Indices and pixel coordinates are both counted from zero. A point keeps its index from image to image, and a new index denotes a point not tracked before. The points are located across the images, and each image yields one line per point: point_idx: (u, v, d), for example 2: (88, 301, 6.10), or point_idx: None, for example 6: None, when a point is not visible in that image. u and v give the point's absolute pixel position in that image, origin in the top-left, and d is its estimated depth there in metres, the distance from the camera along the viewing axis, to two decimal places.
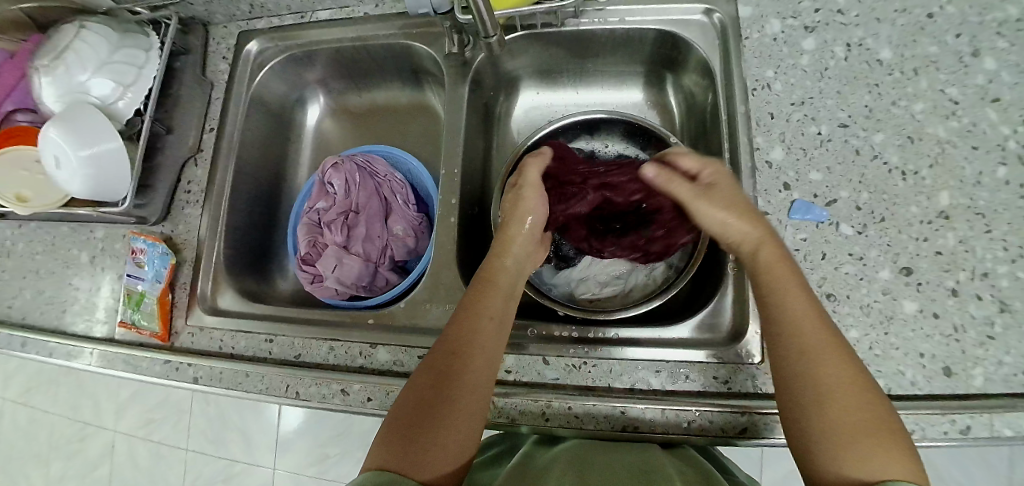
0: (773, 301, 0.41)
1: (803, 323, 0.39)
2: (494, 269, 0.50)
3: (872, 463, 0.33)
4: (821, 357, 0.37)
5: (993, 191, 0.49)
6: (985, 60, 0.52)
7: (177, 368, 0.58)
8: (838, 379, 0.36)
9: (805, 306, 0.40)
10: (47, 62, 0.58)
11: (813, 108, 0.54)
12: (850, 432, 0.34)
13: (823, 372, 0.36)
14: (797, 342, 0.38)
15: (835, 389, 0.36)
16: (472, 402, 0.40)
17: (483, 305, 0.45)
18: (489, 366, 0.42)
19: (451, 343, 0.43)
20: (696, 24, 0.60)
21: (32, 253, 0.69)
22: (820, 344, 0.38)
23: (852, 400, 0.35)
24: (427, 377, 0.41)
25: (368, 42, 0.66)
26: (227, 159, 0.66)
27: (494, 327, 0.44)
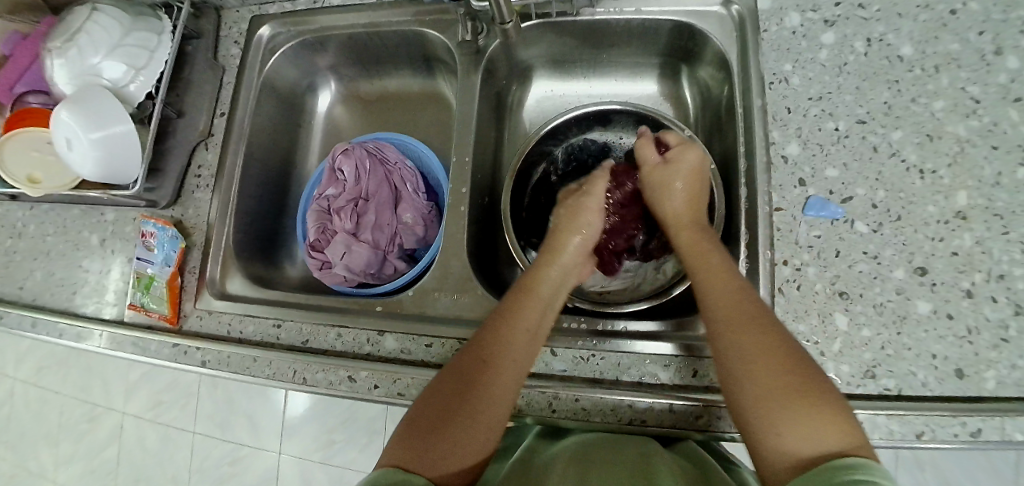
0: (701, 283, 0.45)
1: (731, 303, 0.41)
2: (538, 277, 0.49)
3: (808, 436, 0.32)
4: (743, 330, 0.39)
5: (1012, 192, 0.48)
6: (1009, 58, 0.51)
7: (186, 352, 0.58)
8: (762, 348, 0.37)
9: (733, 285, 0.43)
10: (60, 44, 0.58)
11: (831, 103, 0.53)
12: (771, 402, 0.35)
13: (744, 347, 0.38)
14: (725, 319, 0.41)
15: (759, 363, 0.37)
16: (490, 413, 0.40)
17: (519, 314, 0.45)
18: (514, 380, 0.42)
19: (482, 349, 0.43)
20: (714, 16, 0.59)
21: (44, 234, 0.69)
22: (742, 322, 0.40)
23: (774, 373, 0.36)
24: (452, 382, 0.41)
25: (381, 28, 0.66)
26: (237, 144, 0.66)
27: (527, 340, 0.44)
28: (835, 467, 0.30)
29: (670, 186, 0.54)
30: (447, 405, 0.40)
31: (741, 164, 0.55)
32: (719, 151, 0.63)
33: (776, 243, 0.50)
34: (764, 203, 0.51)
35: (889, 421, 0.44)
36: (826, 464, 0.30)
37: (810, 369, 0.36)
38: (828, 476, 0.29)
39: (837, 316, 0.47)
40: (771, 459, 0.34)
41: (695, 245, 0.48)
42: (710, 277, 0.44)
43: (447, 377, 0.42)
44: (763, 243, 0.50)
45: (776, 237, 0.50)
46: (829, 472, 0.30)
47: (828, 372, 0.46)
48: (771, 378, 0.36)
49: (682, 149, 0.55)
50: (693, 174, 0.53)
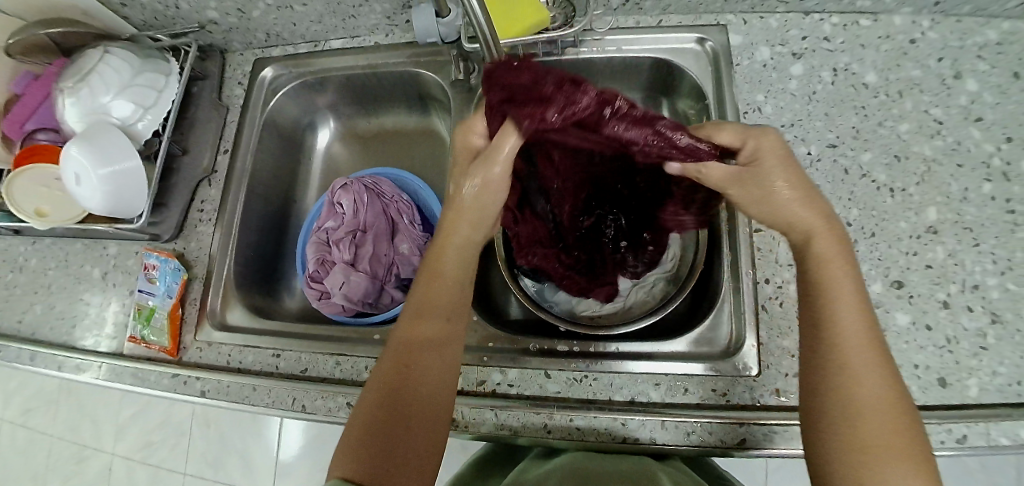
0: (817, 306, 0.39)
1: (854, 340, 0.37)
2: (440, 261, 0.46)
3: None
4: (862, 372, 0.36)
5: (979, 206, 0.51)
6: (967, 82, 0.56)
7: (185, 382, 0.59)
8: (872, 392, 0.35)
9: (855, 320, 0.37)
10: (72, 84, 0.60)
11: (803, 129, 0.57)
12: (861, 449, 0.34)
13: (856, 387, 0.35)
14: (841, 351, 0.37)
15: (860, 408, 0.35)
16: (424, 414, 0.41)
17: (429, 307, 0.44)
18: (439, 372, 0.42)
19: (400, 353, 0.42)
20: (690, 52, 0.63)
21: (45, 269, 0.71)
22: (859, 363, 0.36)
23: (879, 424, 0.34)
24: (378, 389, 0.41)
25: (379, 69, 0.69)
26: (240, 180, 0.69)
27: (444, 328, 0.44)
28: None
29: (771, 203, 0.42)
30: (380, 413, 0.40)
31: None
32: None
33: (758, 261, 0.52)
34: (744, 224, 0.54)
35: None
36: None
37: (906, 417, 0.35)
38: None
39: None
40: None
41: (828, 260, 0.39)
42: (841, 295, 0.38)
43: (373, 385, 0.42)
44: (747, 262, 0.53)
45: (758, 256, 0.52)
46: None
47: None
48: (873, 424, 0.34)
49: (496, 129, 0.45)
50: (793, 182, 0.42)
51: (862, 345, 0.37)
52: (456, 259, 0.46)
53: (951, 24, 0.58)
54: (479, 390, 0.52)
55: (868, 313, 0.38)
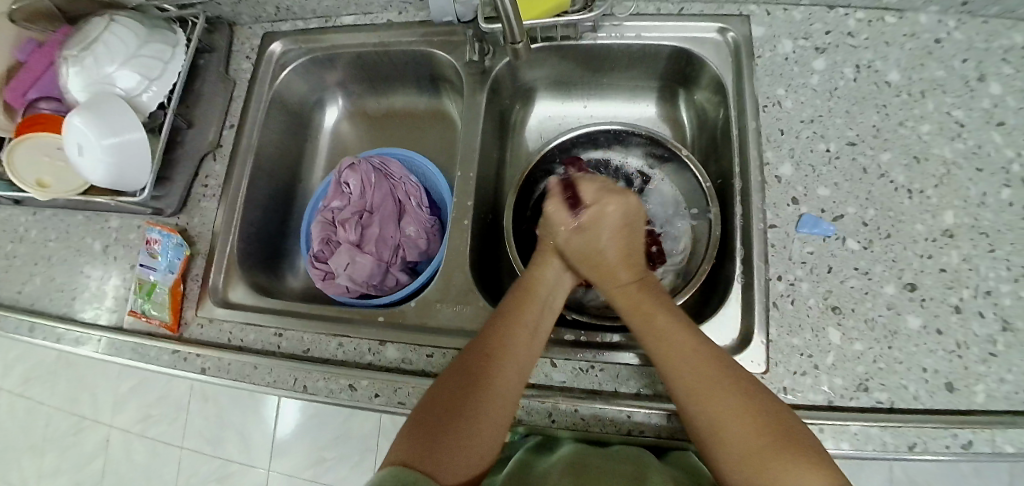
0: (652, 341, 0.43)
1: (689, 366, 0.40)
2: (538, 280, 0.50)
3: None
4: (696, 395, 0.39)
5: (997, 212, 0.50)
6: (991, 85, 0.54)
7: (186, 359, 0.58)
8: (716, 420, 0.38)
9: (682, 344, 0.42)
10: (77, 53, 0.59)
11: (822, 126, 0.55)
12: (739, 463, 0.36)
13: (705, 410, 0.38)
14: (681, 382, 0.40)
15: (716, 425, 0.38)
16: (497, 410, 0.40)
17: (523, 313, 0.46)
18: (520, 374, 0.43)
19: (486, 345, 0.43)
20: (710, 43, 0.61)
21: (46, 239, 0.70)
22: (701, 386, 0.39)
23: (734, 441, 0.36)
24: (457, 375, 0.42)
25: (391, 48, 0.68)
26: (245, 157, 0.67)
27: (531, 335, 0.45)
28: None
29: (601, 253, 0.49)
30: (454, 398, 0.40)
31: (736, 183, 0.57)
32: (714, 172, 0.64)
33: (771, 258, 0.51)
34: (759, 220, 0.53)
35: (882, 432, 0.44)
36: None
37: (768, 415, 0.37)
38: None
39: (830, 331, 0.48)
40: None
41: (637, 307, 0.46)
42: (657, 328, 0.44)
43: (453, 370, 0.43)
44: (758, 258, 0.52)
45: (771, 253, 0.52)
46: None
47: (823, 385, 0.47)
48: (736, 438, 0.36)
49: (600, 204, 0.50)
50: (622, 239, 0.50)
51: (687, 365, 0.41)
52: (551, 275, 0.51)
53: (978, 24, 0.57)
54: None
55: (695, 335, 0.43)
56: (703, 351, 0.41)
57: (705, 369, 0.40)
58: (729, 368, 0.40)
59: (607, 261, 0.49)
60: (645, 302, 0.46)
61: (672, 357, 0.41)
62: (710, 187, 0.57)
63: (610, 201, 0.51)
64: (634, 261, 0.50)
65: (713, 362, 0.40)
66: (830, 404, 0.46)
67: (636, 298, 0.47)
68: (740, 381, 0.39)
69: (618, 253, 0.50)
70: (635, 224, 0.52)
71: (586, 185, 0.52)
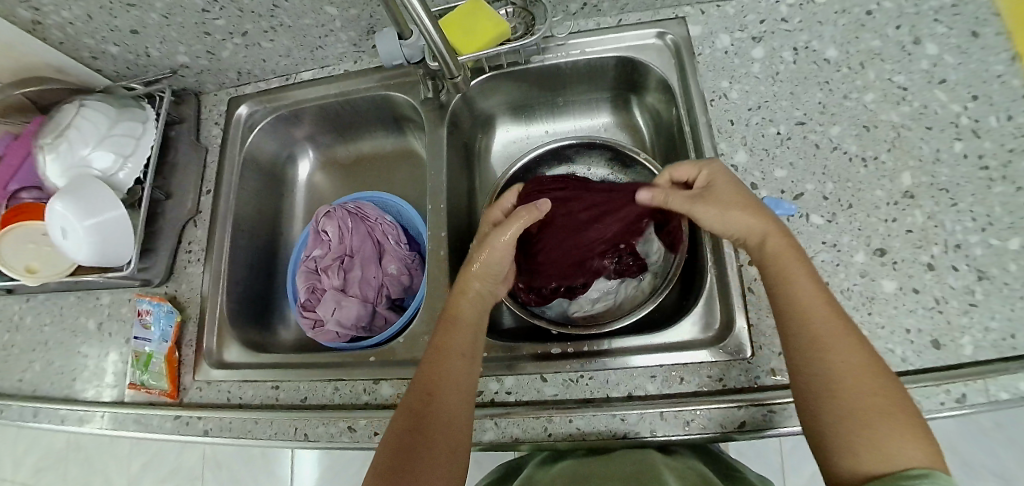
0: (788, 302, 0.43)
1: (822, 315, 0.41)
2: (458, 305, 0.50)
3: (888, 449, 0.35)
4: (832, 343, 0.39)
5: (952, 167, 0.51)
6: (926, 46, 0.57)
7: (188, 423, 0.59)
8: (846, 370, 0.38)
9: (816, 296, 0.42)
10: (50, 140, 0.61)
11: (770, 110, 0.57)
12: (852, 414, 0.36)
13: (822, 363, 0.39)
14: (811, 327, 0.40)
15: (844, 376, 0.38)
16: (446, 448, 0.42)
17: (450, 343, 0.47)
18: (462, 403, 0.44)
19: (424, 384, 0.45)
20: (653, 48, 0.64)
21: (41, 325, 0.71)
22: (825, 338, 0.40)
23: (859, 391, 0.37)
24: (400, 423, 0.43)
25: (351, 96, 0.71)
26: (224, 219, 0.69)
27: (462, 364, 0.46)
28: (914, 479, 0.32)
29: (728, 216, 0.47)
30: (403, 444, 0.41)
31: None
32: None
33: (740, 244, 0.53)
34: None
35: None
36: (896, 473, 0.33)
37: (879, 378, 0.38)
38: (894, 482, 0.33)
39: None
40: (839, 463, 0.36)
41: (773, 253, 0.45)
42: (792, 282, 0.43)
43: (393, 431, 0.43)
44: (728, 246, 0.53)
45: None
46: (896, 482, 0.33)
47: None
48: (856, 393, 0.37)
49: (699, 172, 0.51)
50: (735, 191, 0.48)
51: (827, 316, 0.40)
52: (468, 305, 0.51)
53: None
54: (477, 400, 0.52)
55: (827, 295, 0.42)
56: (832, 305, 0.41)
57: (842, 322, 0.40)
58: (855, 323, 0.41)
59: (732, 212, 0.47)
60: (782, 250, 0.44)
61: (809, 306, 0.41)
62: None
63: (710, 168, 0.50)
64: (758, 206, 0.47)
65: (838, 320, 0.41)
66: None
67: (774, 245, 0.45)
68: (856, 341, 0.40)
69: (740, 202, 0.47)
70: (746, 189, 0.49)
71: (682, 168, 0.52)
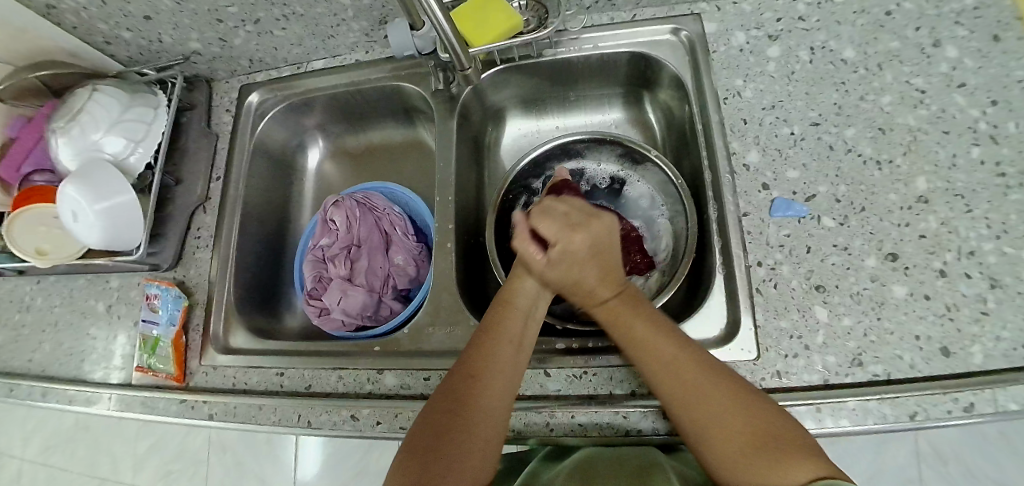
0: (640, 353, 0.44)
1: (674, 368, 0.42)
2: (512, 291, 0.50)
3: (775, 479, 0.34)
4: (687, 396, 0.40)
5: (968, 173, 0.50)
6: (947, 49, 0.56)
7: (193, 407, 0.60)
8: (710, 419, 0.39)
9: (659, 346, 0.43)
10: (63, 124, 0.61)
11: (784, 110, 0.57)
12: (729, 457, 0.37)
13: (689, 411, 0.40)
14: (662, 385, 0.42)
15: (714, 420, 0.39)
16: (486, 438, 0.40)
17: (503, 328, 0.46)
18: (507, 390, 0.43)
19: (472, 362, 0.44)
20: (667, 44, 0.63)
21: (51, 306, 0.72)
22: (684, 385, 0.41)
23: (730, 430, 0.38)
24: (438, 410, 0.42)
25: (362, 86, 0.71)
26: (234, 206, 0.70)
27: (512, 351, 0.45)
28: None
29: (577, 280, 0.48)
30: (443, 418, 0.41)
31: (707, 176, 0.58)
32: (688, 168, 0.66)
33: (749, 245, 0.52)
34: (733, 208, 0.54)
35: (881, 405, 0.45)
36: None
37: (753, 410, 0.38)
38: None
39: (817, 309, 0.49)
40: None
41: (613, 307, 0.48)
42: (634, 334, 0.45)
43: (434, 405, 0.42)
44: (737, 247, 0.53)
45: (748, 241, 0.53)
46: None
47: (817, 365, 0.47)
48: (725, 436, 0.38)
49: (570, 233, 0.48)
50: (596, 257, 0.48)
51: (668, 365, 0.42)
52: (522, 290, 0.50)
53: None
54: None
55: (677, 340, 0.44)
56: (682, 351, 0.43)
57: (686, 369, 0.41)
58: (708, 360, 0.42)
59: (587, 285, 0.48)
60: (626, 312, 0.47)
61: (653, 357, 0.43)
62: (681, 183, 0.59)
63: (590, 225, 0.49)
64: (613, 273, 0.49)
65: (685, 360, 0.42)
66: (826, 383, 0.46)
67: (620, 309, 0.47)
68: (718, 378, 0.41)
69: (596, 266, 0.48)
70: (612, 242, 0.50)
71: (566, 205, 0.51)
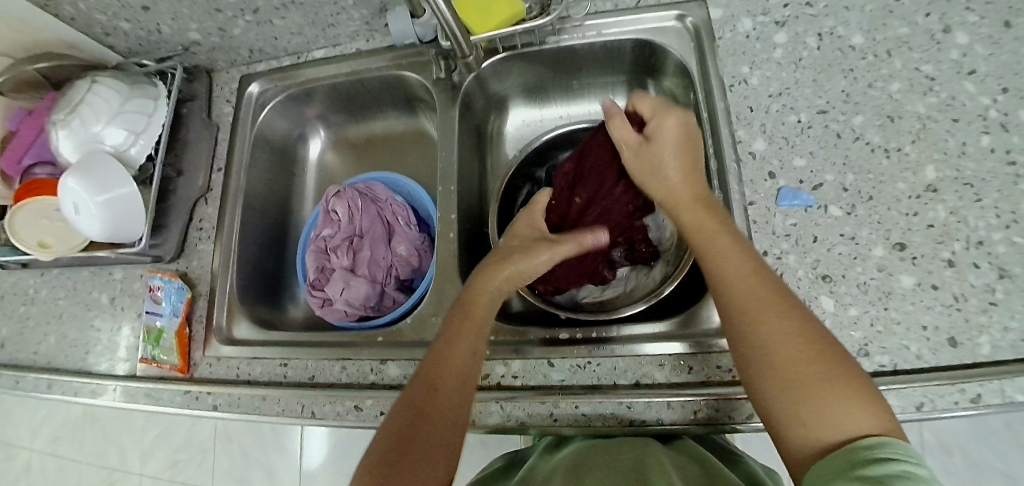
0: (717, 268, 0.43)
1: (751, 290, 0.41)
2: (478, 294, 0.50)
3: (835, 416, 0.33)
4: (769, 314, 0.39)
5: (978, 161, 0.50)
6: (957, 34, 0.54)
7: (197, 397, 0.60)
8: (779, 339, 0.37)
9: (739, 267, 0.42)
10: (64, 115, 0.61)
11: (791, 98, 0.56)
12: (789, 384, 0.35)
13: (762, 331, 0.38)
14: (738, 300, 0.41)
15: (781, 345, 0.37)
16: (445, 442, 0.41)
17: (463, 333, 0.47)
18: (466, 395, 0.44)
19: (432, 371, 0.44)
20: (672, 31, 0.62)
21: (56, 298, 0.72)
22: (763, 309, 0.39)
23: (795, 357, 0.36)
24: (399, 420, 0.42)
25: (363, 75, 0.70)
26: (235, 197, 0.69)
27: (471, 357, 0.46)
28: (865, 449, 0.30)
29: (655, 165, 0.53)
30: (404, 427, 0.41)
31: (712, 165, 0.57)
32: None
33: (754, 234, 0.52)
34: (739, 198, 0.54)
35: (887, 396, 0.44)
36: (854, 446, 0.31)
37: (828, 344, 0.37)
38: (847, 456, 0.31)
39: (823, 300, 0.48)
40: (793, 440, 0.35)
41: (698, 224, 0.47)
42: (717, 254, 0.44)
43: (395, 414, 0.43)
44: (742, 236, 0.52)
45: (753, 231, 0.52)
46: (852, 455, 0.30)
47: None
48: (789, 361, 0.36)
49: (657, 120, 0.53)
50: (677, 151, 0.52)
51: (747, 284, 0.41)
52: (489, 295, 0.50)
53: None
54: (483, 383, 0.52)
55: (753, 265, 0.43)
56: (760, 277, 0.41)
57: (765, 289, 0.40)
58: (788, 296, 0.40)
59: (670, 182, 0.51)
60: (705, 221, 0.46)
61: (726, 273, 0.43)
62: None
63: (666, 116, 0.53)
64: (693, 176, 0.51)
65: (767, 288, 0.41)
66: None
67: (698, 216, 0.47)
68: (800, 310, 0.40)
69: (676, 167, 0.51)
70: (694, 143, 0.52)
71: (642, 105, 0.56)
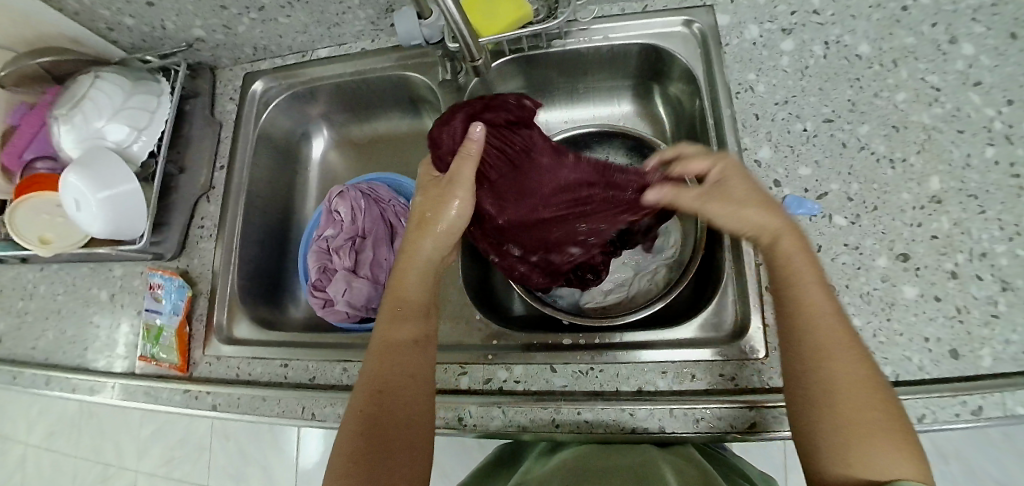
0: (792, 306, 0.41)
1: (830, 331, 0.39)
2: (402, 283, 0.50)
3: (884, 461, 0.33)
4: (840, 359, 0.37)
5: (982, 173, 0.50)
6: (964, 45, 0.54)
7: (196, 397, 0.60)
8: (849, 386, 0.36)
9: (826, 310, 0.40)
10: (66, 111, 0.60)
11: (797, 106, 0.56)
12: (850, 424, 0.35)
13: (833, 372, 0.37)
14: (816, 337, 0.39)
15: (850, 391, 0.36)
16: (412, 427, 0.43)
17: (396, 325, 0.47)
18: (418, 378, 0.45)
19: (379, 364, 0.45)
20: (678, 36, 0.62)
21: (55, 294, 0.72)
22: (836, 351, 0.38)
23: (858, 400, 0.36)
24: (360, 417, 0.43)
25: (367, 75, 0.70)
26: (237, 195, 0.69)
27: (411, 342, 0.47)
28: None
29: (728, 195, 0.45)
30: (366, 423, 0.42)
31: None
32: None
33: None
34: None
35: None
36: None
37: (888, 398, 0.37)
38: None
39: None
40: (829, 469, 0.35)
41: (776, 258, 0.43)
42: (805, 287, 0.41)
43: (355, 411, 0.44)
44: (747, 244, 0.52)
45: None
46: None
47: None
48: (851, 403, 0.36)
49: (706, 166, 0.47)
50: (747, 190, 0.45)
51: (835, 329, 0.39)
52: (412, 278, 0.50)
53: None
54: (484, 387, 0.52)
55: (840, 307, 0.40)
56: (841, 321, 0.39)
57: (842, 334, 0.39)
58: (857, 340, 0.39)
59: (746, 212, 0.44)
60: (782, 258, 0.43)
61: (813, 310, 0.40)
62: None
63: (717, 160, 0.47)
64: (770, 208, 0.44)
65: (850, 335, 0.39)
66: None
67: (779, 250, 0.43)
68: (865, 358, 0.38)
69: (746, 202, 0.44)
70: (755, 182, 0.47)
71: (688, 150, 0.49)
